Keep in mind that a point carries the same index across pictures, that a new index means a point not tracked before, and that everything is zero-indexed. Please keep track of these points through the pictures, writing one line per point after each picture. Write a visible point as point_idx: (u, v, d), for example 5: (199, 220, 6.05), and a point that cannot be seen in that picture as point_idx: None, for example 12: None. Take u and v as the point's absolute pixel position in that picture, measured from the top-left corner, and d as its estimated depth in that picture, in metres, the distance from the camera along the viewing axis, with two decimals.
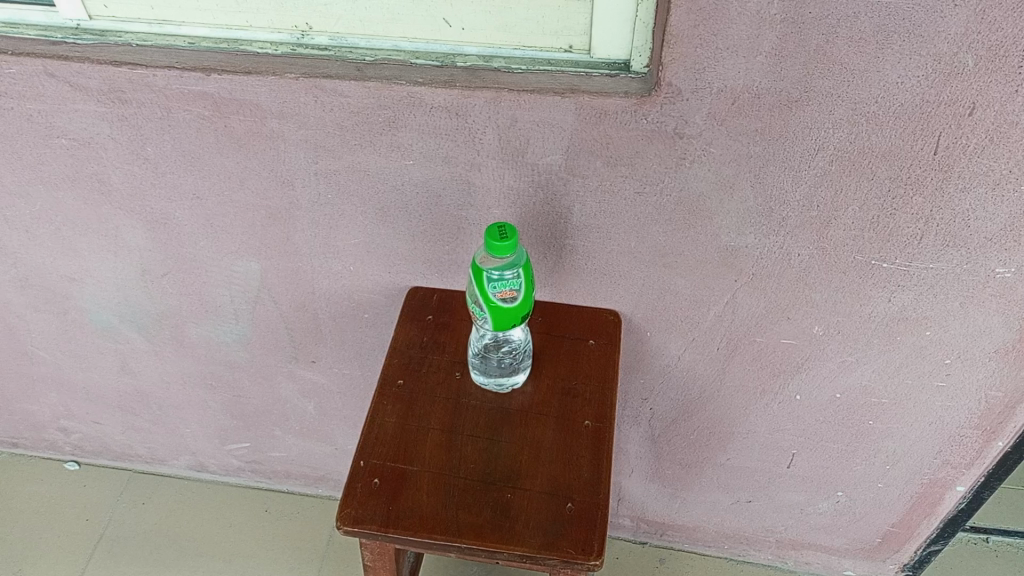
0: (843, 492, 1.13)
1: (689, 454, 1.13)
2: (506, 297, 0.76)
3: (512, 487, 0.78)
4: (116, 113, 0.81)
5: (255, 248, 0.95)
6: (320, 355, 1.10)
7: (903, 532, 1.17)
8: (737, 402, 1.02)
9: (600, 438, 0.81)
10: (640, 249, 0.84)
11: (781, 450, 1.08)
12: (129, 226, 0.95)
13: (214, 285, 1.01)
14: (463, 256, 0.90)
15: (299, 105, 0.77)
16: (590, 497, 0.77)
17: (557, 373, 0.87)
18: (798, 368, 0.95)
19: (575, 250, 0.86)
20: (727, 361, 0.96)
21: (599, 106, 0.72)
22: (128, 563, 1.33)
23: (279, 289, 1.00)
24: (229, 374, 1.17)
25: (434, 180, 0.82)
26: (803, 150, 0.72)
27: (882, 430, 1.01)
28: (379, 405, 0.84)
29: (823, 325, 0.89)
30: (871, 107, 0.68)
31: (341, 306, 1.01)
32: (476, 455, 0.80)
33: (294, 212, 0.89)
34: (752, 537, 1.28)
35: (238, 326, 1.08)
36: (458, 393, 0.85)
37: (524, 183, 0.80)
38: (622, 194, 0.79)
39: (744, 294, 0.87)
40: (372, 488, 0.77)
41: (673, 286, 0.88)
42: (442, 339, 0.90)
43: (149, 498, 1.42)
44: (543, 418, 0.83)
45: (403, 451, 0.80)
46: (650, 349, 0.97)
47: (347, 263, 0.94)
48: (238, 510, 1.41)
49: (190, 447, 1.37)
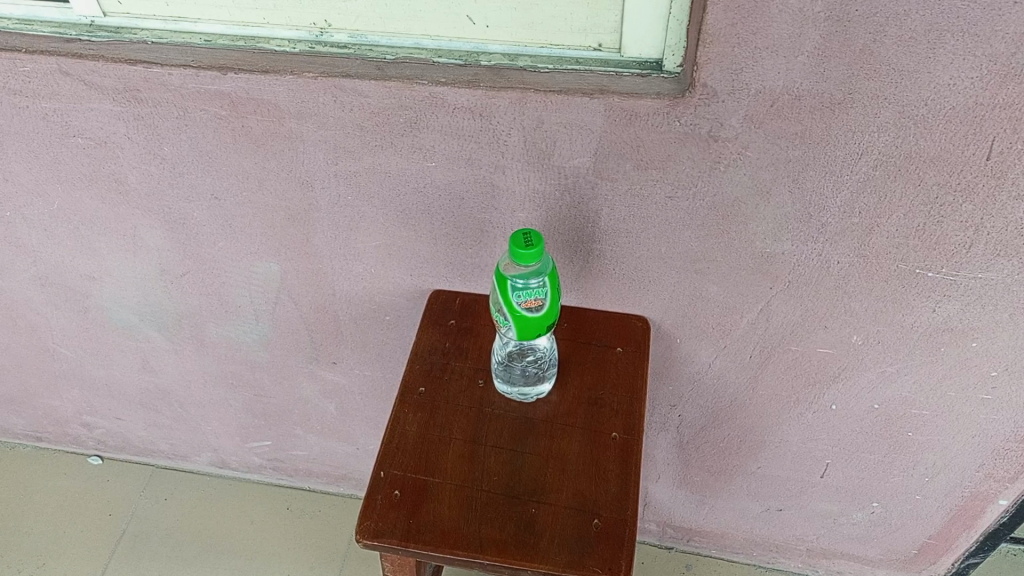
0: (879, 503, 1.09)
1: (718, 462, 1.10)
2: (531, 306, 0.73)
3: (536, 502, 0.75)
4: (132, 112, 0.79)
5: (274, 249, 0.93)
6: (340, 357, 1.08)
7: (941, 544, 1.13)
8: (770, 410, 0.98)
9: (627, 451, 0.78)
10: (671, 255, 0.81)
11: (815, 459, 1.04)
12: (147, 226, 0.93)
13: (233, 284, 0.99)
14: (487, 259, 0.87)
15: (318, 106, 0.74)
16: (617, 514, 0.74)
17: (583, 382, 0.84)
18: (834, 378, 0.91)
19: (602, 254, 0.83)
20: (760, 369, 0.93)
21: (629, 108, 0.68)
22: (150, 559, 1.32)
23: (299, 290, 0.98)
24: (249, 374, 1.16)
25: (457, 182, 0.79)
26: (845, 155, 0.68)
27: (922, 442, 0.97)
28: (399, 414, 0.82)
29: (863, 335, 0.85)
30: (920, 109, 0.64)
31: (361, 308, 0.98)
32: (498, 468, 0.78)
33: (313, 214, 0.87)
34: (783, 546, 1.25)
35: (258, 326, 1.06)
36: (480, 402, 0.83)
37: (550, 186, 0.77)
38: (652, 198, 0.76)
39: (779, 301, 0.84)
40: (392, 501, 0.75)
41: (706, 293, 0.85)
42: (464, 345, 0.87)
43: (172, 494, 1.42)
44: (568, 429, 0.80)
45: (423, 461, 0.78)
46: (679, 355, 0.94)
47: (368, 265, 0.92)
48: (259, 507, 1.40)
49: (211, 444, 1.36)
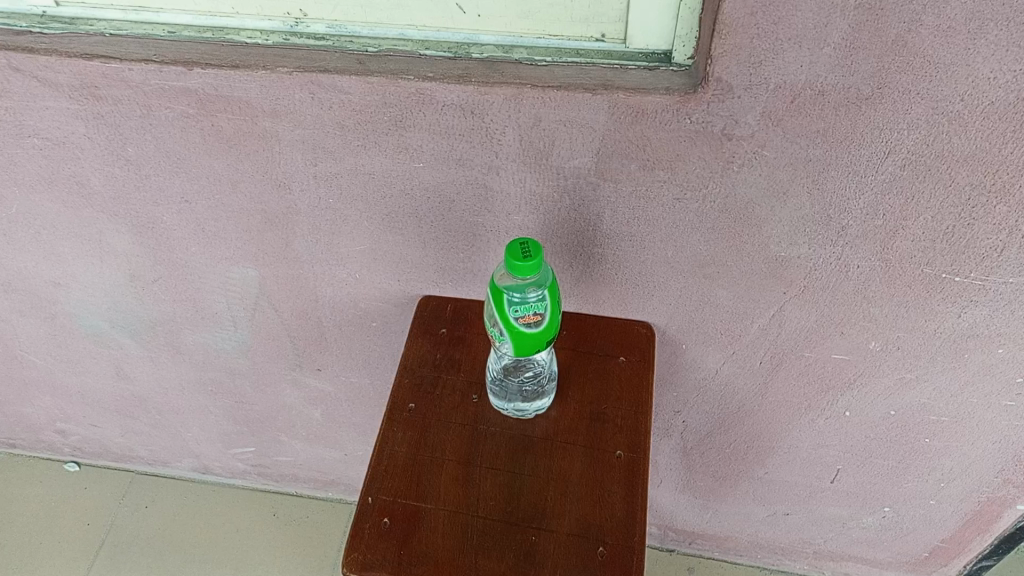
0: (890, 508, 1.05)
1: (723, 468, 1.05)
2: (529, 322, 0.67)
3: (536, 529, 0.70)
4: (91, 110, 0.73)
5: (251, 254, 0.86)
6: (325, 364, 1.02)
7: (953, 547, 1.10)
8: (780, 416, 0.93)
9: (633, 471, 0.73)
10: (677, 259, 0.75)
11: (825, 465, 1.00)
12: (114, 230, 0.87)
13: (209, 291, 0.93)
14: (480, 264, 0.81)
15: (294, 103, 0.68)
16: (623, 540, 0.69)
17: (584, 395, 0.79)
18: (849, 384, 0.86)
19: (604, 259, 0.77)
20: (771, 375, 0.88)
21: (635, 104, 0.62)
22: (131, 570, 1.27)
23: (279, 296, 0.92)
24: (229, 381, 1.10)
25: (446, 184, 0.73)
26: (871, 153, 0.63)
27: (939, 448, 0.92)
28: (388, 433, 0.76)
29: (881, 340, 0.80)
30: (956, 105, 0.58)
31: (346, 314, 0.92)
32: (495, 491, 0.72)
33: (292, 217, 0.80)
34: (788, 549, 1.21)
35: (237, 333, 1.00)
36: (475, 419, 0.77)
37: (548, 188, 0.71)
38: (659, 200, 0.70)
39: (793, 307, 0.78)
40: (381, 529, 0.70)
41: (715, 298, 0.79)
42: (457, 357, 0.81)
43: (153, 501, 1.36)
44: (569, 447, 0.75)
45: (414, 485, 0.73)
46: (685, 362, 0.89)
47: (352, 270, 0.86)
48: (245, 514, 1.35)
49: (192, 450, 1.30)
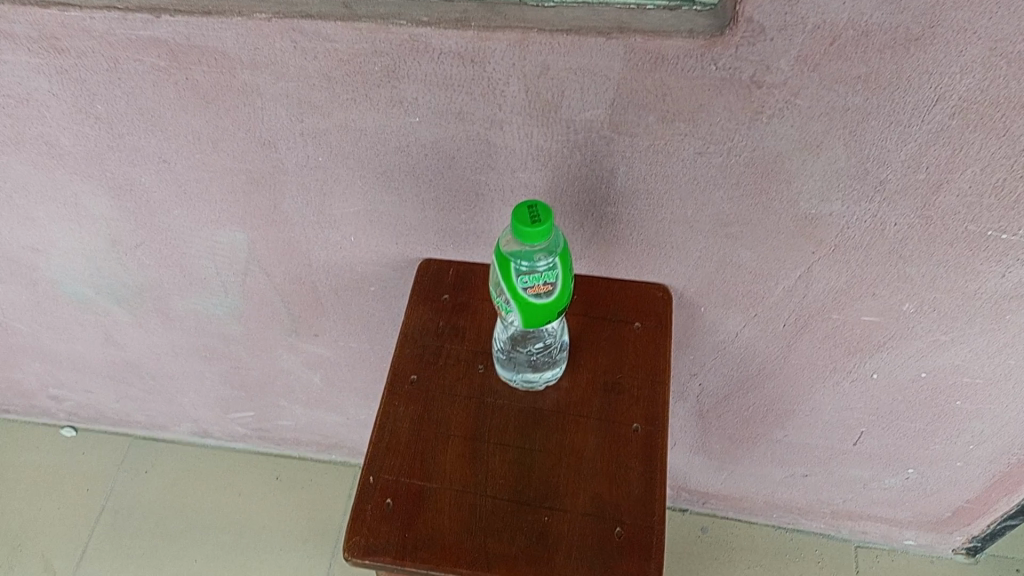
0: (914, 470, 1.01)
1: (741, 430, 1.01)
2: (539, 292, 0.62)
3: (548, 508, 0.66)
4: (54, 65, 0.66)
5: (239, 217, 0.81)
6: (323, 329, 0.97)
7: (977, 507, 1.06)
8: (802, 379, 0.88)
9: (651, 445, 0.69)
10: (698, 217, 0.70)
11: (848, 427, 0.95)
12: (90, 192, 0.81)
13: (196, 256, 0.88)
14: (483, 226, 0.75)
15: (274, 53, 0.61)
16: (642, 520, 0.65)
17: (597, 364, 0.74)
18: (878, 347, 0.81)
19: (619, 218, 0.71)
20: (794, 338, 0.82)
21: (655, 49, 0.56)
22: (133, 537, 1.25)
23: (271, 261, 0.87)
24: (224, 346, 1.05)
25: (445, 140, 0.66)
26: (918, 101, 0.56)
27: (970, 411, 0.87)
28: (388, 407, 0.71)
29: (916, 302, 0.74)
30: (1018, 45, 0.51)
31: (343, 278, 0.87)
32: (504, 469, 0.68)
33: (279, 177, 0.74)
34: (805, 508, 1.18)
35: (228, 298, 0.94)
36: (481, 391, 0.72)
37: (557, 143, 0.65)
38: (679, 155, 0.64)
39: (822, 267, 0.73)
40: (383, 511, 0.66)
41: (737, 258, 0.73)
42: (460, 325, 0.76)
43: (153, 466, 1.33)
44: (582, 421, 0.70)
45: (418, 463, 0.68)
46: (703, 324, 0.83)
47: (346, 233, 0.80)
48: (247, 478, 1.32)
49: (189, 414, 1.27)
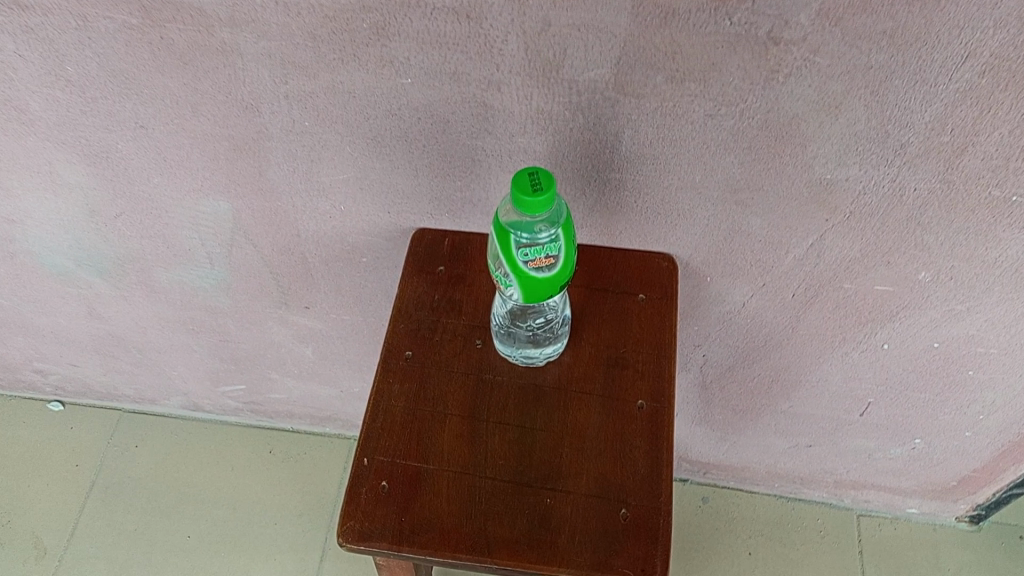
0: (921, 439, 0.99)
1: (744, 401, 0.98)
2: (541, 265, 0.58)
3: (550, 489, 0.63)
4: (18, 23, 0.61)
5: (222, 185, 0.77)
6: (313, 301, 0.94)
7: (983, 476, 1.04)
8: (809, 350, 0.86)
9: (657, 423, 0.66)
10: (707, 184, 0.66)
11: (855, 398, 0.93)
12: (65, 161, 0.76)
13: (179, 226, 0.84)
14: (480, 193, 0.71)
15: (255, 9, 0.57)
16: (648, 501, 0.62)
17: (600, 338, 0.70)
18: (890, 317, 0.78)
19: (623, 185, 0.67)
20: (803, 308, 0.79)
21: (665, 3, 0.52)
22: (124, 513, 1.23)
23: (257, 231, 0.83)
24: (212, 319, 1.02)
25: (439, 103, 0.62)
26: (946, 58, 0.53)
27: (982, 381, 0.85)
28: (382, 385, 0.68)
29: (932, 270, 0.71)
30: None
31: (333, 249, 0.83)
32: (504, 449, 0.65)
33: (263, 143, 0.70)
34: (807, 478, 1.16)
35: (214, 270, 0.91)
36: (479, 367, 0.69)
37: (558, 105, 0.61)
38: (688, 117, 0.60)
39: (835, 235, 0.69)
40: (379, 494, 0.63)
41: (747, 226, 0.70)
42: (457, 298, 0.73)
43: (143, 441, 1.30)
44: (585, 398, 0.67)
45: (414, 443, 0.65)
46: (709, 295, 0.80)
47: (336, 201, 0.76)
48: (239, 451, 1.29)
49: (179, 387, 1.23)
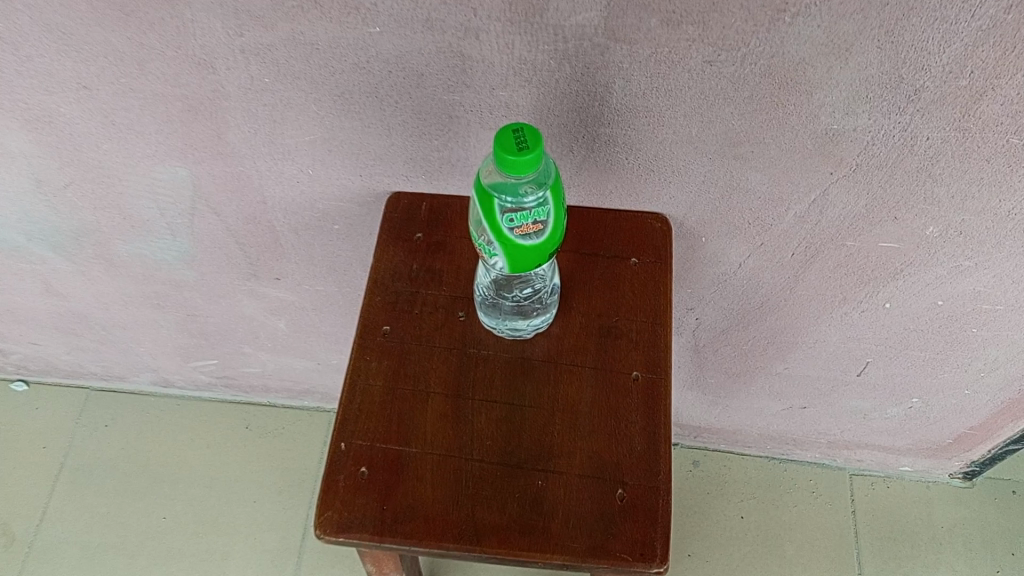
0: (919, 399, 0.96)
1: (738, 364, 0.95)
2: (528, 232, 0.53)
3: (542, 471, 0.59)
4: None
5: (178, 150, 0.71)
6: (284, 272, 0.89)
7: (980, 433, 1.02)
8: (808, 311, 0.82)
9: (654, 396, 0.62)
10: (703, 137, 0.61)
11: (853, 358, 0.89)
12: (3, 127, 0.70)
13: (135, 195, 0.78)
14: (458, 153, 0.66)
15: None
16: (646, 480, 0.58)
17: (591, 306, 0.66)
18: (893, 275, 0.74)
19: (613, 140, 0.62)
20: (803, 267, 0.75)
21: None
22: (96, 495, 1.18)
23: (220, 199, 0.77)
24: (177, 293, 0.96)
25: (412, 54, 0.57)
26: None
27: (986, 338, 0.81)
28: (359, 363, 0.63)
29: (941, 225, 0.67)
30: None
31: (302, 216, 0.78)
32: (492, 428, 0.61)
33: (220, 103, 0.64)
34: (800, 439, 1.13)
35: (176, 241, 0.85)
36: (462, 340, 0.64)
37: (542, 54, 0.55)
38: (685, 64, 0.55)
39: (840, 190, 0.65)
40: (358, 481, 0.58)
41: (746, 182, 0.65)
42: (437, 267, 0.68)
43: (113, 420, 1.25)
44: (577, 371, 0.63)
45: (395, 425, 0.61)
46: (704, 256, 0.76)
47: (303, 165, 0.70)
48: (214, 428, 1.24)
49: (148, 364, 1.18)
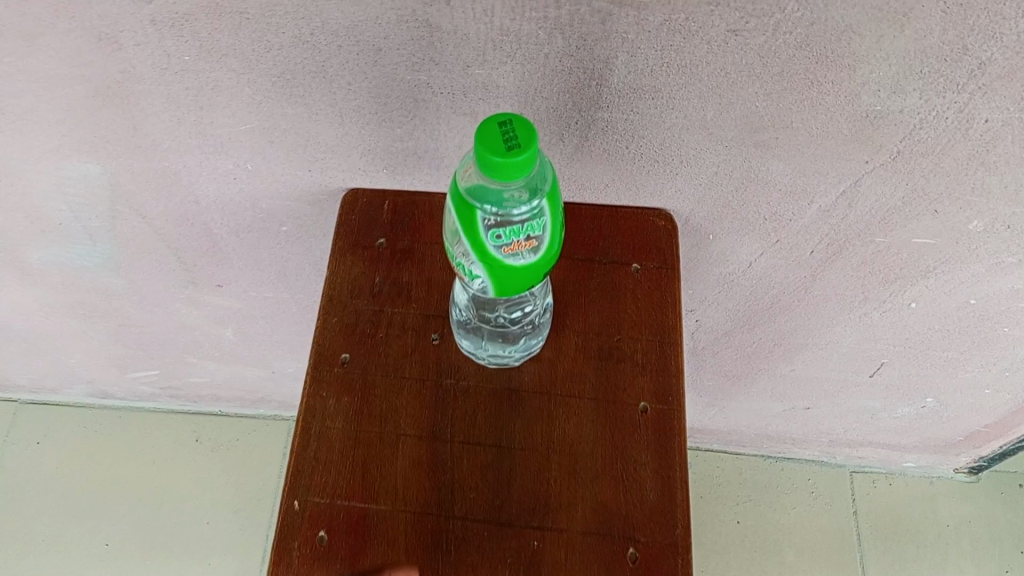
0: (934, 398, 0.88)
1: (739, 366, 0.86)
2: (519, 250, 0.43)
3: (538, 528, 0.49)
4: None
5: (87, 144, 0.59)
6: (226, 278, 0.77)
7: (995, 430, 0.95)
8: (822, 311, 0.73)
9: (666, 431, 0.52)
10: (721, 122, 0.51)
11: (868, 359, 0.81)
12: None
13: (41, 196, 0.66)
14: (426, 143, 0.55)
15: None
16: (661, 536, 0.49)
17: (587, 322, 0.56)
18: (924, 273, 0.65)
19: (612, 127, 0.52)
20: (822, 266, 0.66)
21: None
22: (28, 520, 1.07)
23: (144, 198, 0.65)
24: (105, 302, 0.84)
25: (367, 24, 0.45)
26: None
27: (1017, 338, 0.73)
28: (314, 401, 0.53)
29: (987, 220, 0.58)
30: None
31: (243, 217, 0.67)
32: (476, 477, 0.51)
33: (131, 87, 0.52)
34: (800, 438, 1.06)
35: (98, 246, 0.73)
36: (437, 369, 0.54)
37: (529, 23, 0.44)
38: (704, 34, 0.44)
39: (874, 181, 0.56)
40: (317, 549, 0.48)
41: (766, 173, 0.56)
42: (404, 280, 0.57)
43: (46, 436, 1.13)
44: (574, 403, 0.53)
45: (359, 477, 0.50)
46: (710, 254, 0.66)
47: (240, 159, 0.59)
48: (160, 441, 1.13)
49: (80, 375, 1.06)
